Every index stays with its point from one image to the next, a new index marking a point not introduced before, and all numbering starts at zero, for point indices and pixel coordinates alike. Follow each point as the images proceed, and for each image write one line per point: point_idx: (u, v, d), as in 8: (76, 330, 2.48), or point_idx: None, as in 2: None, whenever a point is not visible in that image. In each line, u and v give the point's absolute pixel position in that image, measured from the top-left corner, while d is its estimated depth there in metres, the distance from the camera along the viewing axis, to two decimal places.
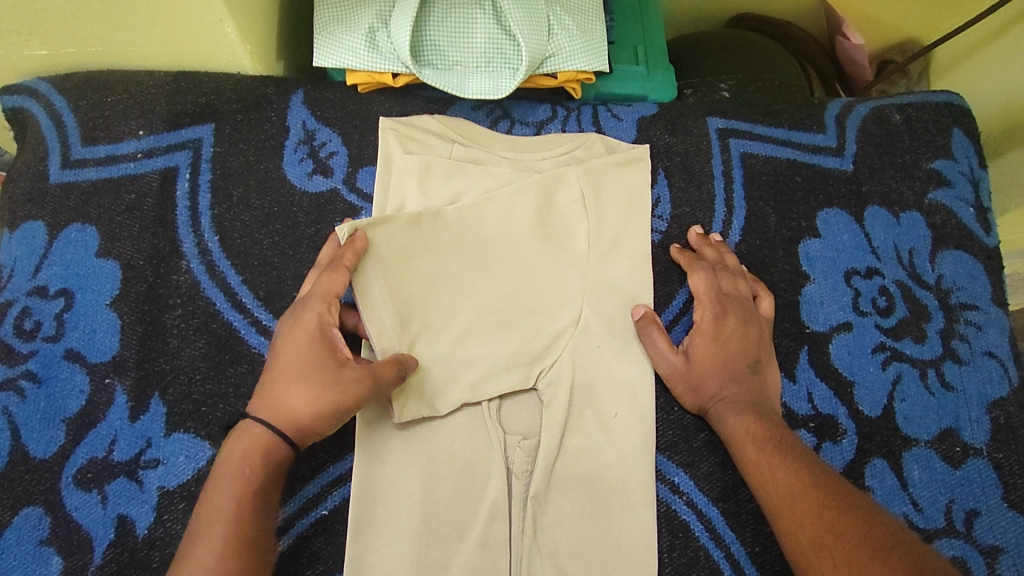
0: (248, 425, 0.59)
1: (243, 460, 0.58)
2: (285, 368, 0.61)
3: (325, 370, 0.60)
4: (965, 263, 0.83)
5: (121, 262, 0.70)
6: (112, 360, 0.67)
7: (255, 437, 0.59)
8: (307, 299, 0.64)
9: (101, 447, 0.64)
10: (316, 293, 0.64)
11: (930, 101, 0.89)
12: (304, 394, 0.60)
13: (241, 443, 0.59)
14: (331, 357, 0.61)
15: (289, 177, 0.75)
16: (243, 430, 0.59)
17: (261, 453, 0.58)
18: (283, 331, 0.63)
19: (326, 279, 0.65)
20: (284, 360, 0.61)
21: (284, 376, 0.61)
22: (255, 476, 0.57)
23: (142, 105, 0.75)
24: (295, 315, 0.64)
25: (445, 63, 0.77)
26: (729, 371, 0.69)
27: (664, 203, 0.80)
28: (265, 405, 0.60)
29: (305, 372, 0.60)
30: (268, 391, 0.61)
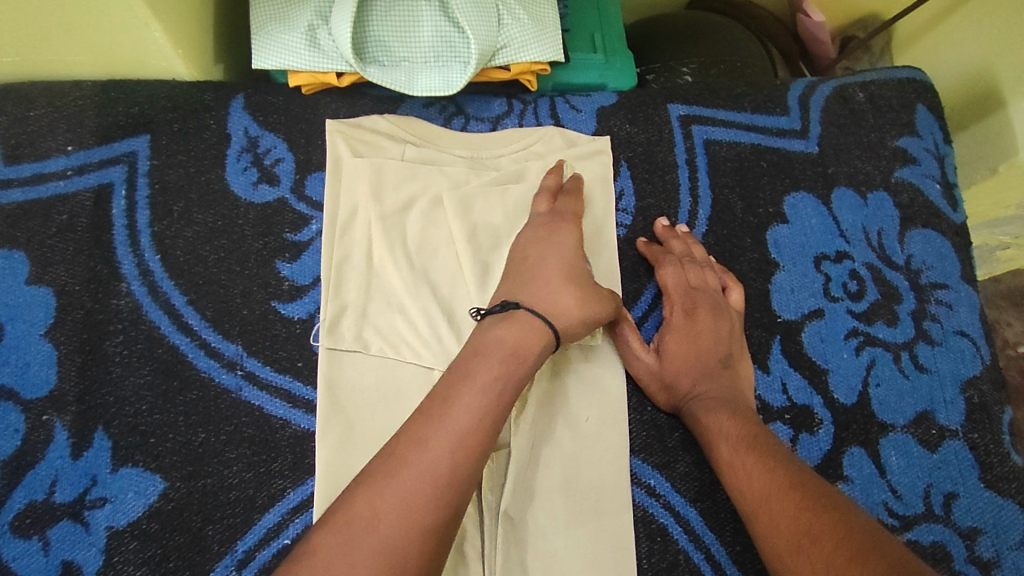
0: (512, 313, 0.60)
1: (510, 343, 0.58)
2: (541, 268, 0.64)
3: (588, 278, 0.65)
4: (934, 242, 0.82)
5: (54, 289, 0.66)
6: (49, 396, 0.63)
7: (522, 323, 0.60)
8: (557, 215, 0.69)
9: (40, 489, 0.60)
10: (567, 214, 0.70)
11: (893, 77, 0.88)
12: (578, 292, 0.63)
13: (495, 329, 0.59)
14: (581, 263, 0.66)
15: (232, 188, 0.71)
16: (509, 315, 0.60)
17: (526, 340, 0.59)
18: (540, 241, 0.67)
19: (567, 200, 0.71)
20: (539, 261, 0.65)
21: (546, 274, 0.64)
22: (524, 363, 0.58)
23: (70, 118, 0.70)
24: (543, 229, 0.68)
25: (391, 59, 0.73)
26: (702, 367, 0.68)
27: (628, 196, 0.78)
28: (535, 296, 0.62)
29: (583, 277, 0.65)
30: (529, 287, 0.63)
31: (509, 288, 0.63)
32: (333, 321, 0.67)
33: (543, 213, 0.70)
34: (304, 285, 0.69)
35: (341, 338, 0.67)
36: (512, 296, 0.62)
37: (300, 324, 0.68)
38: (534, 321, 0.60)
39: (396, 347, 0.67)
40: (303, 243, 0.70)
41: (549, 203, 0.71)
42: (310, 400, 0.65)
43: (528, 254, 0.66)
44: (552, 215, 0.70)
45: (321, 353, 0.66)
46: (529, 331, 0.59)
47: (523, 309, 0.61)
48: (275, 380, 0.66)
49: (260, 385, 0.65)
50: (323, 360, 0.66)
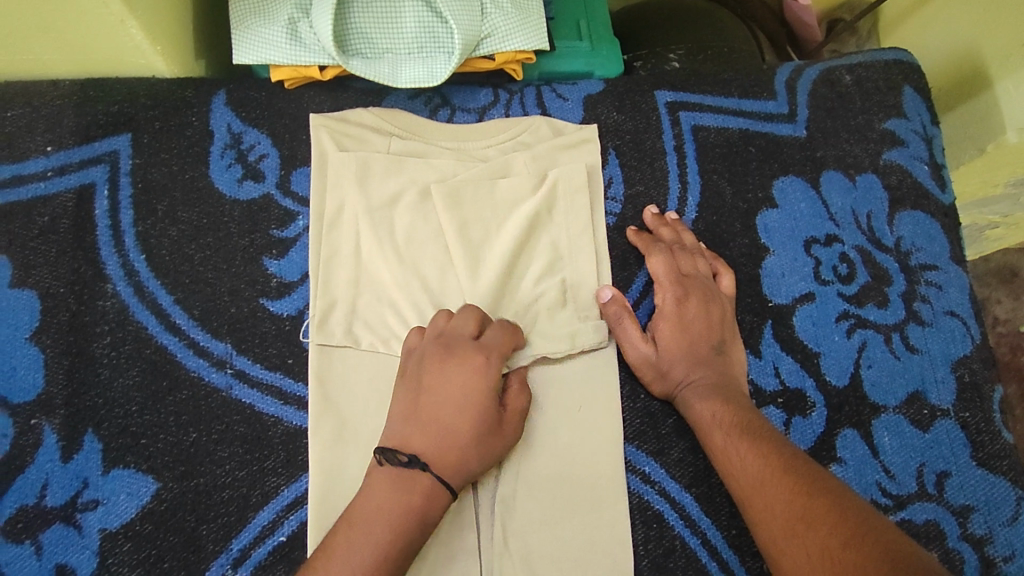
0: (412, 472, 0.58)
1: (410, 500, 0.57)
2: (453, 425, 0.60)
3: (494, 431, 0.62)
4: (923, 223, 0.82)
5: (39, 292, 0.65)
6: (37, 400, 0.62)
7: (418, 489, 0.57)
8: (482, 349, 0.63)
9: (31, 494, 0.60)
10: (494, 350, 0.63)
11: (879, 59, 0.88)
12: (480, 454, 0.61)
13: (394, 485, 0.57)
14: (495, 421, 0.62)
15: (216, 185, 0.70)
16: (408, 477, 0.57)
17: (422, 504, 0.57)
18: (458, 383, 0.61)
19: (495, 333, 0.64)
20: (454, 416, 0.60)
21: (456, 434, 0.60)
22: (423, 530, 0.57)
23: (48, 118, 0.69)
24: (466, 367, 0.61)
25: (374, 52, 0.72)
26: (694, 354, 0.67)
27: (617, 184, 0.78)
28: (442, 458, 0.59)
29: (489, 438, 0.61)
30: (438, 443, 0.59)
31: (417, 434, 0.59)
32: (322, 317, 0.67)
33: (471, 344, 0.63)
34: (293, 281, 0.68)
35: (330, 334, 0.66)
36: (420, 445, 0.59)
37: (290, 320, 0.67)
38: (437, 490, 0.58)
39: (387, 341, 0.67)
40: (290, 239, 0.70)
41: (480, 331, 0.64)
42: (301, 396, 0.65)
43: (439, 401, 0.60)
44: (480, 346, 0.63)
45: (311, 349, 0.66)
46: (426, 502, 0.57)
47: (426, 476, 0.58)
48: (266, 377, 0.65)
49: (251, 382, 0.65)
50: (313, 356, 0.65)
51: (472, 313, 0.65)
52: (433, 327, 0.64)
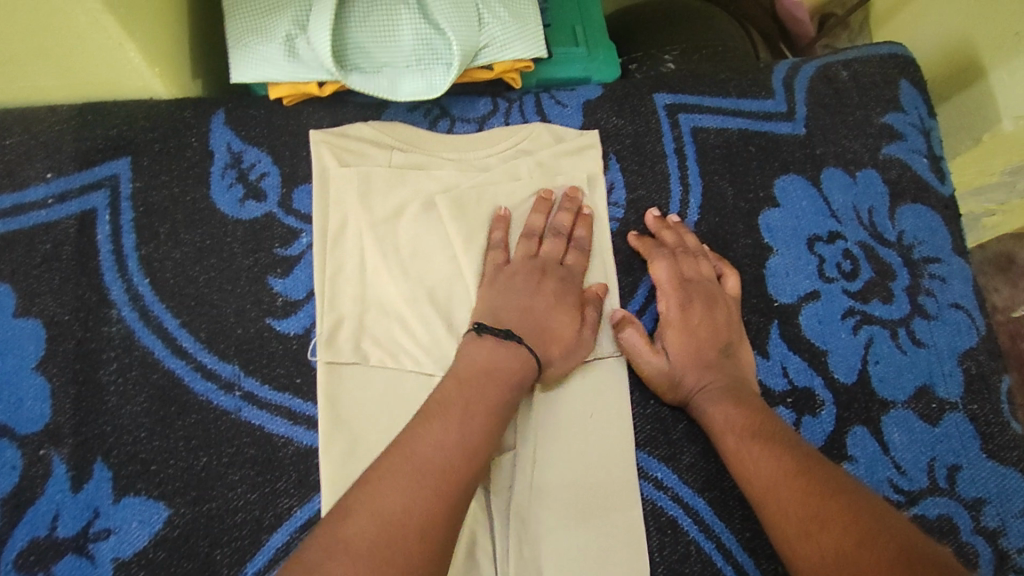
0: (511, 343, 0.62)
1: (500, 375, 0.60)
2: (544, 321, 0.65)
3: (574, 334, 0.66)
4: (924, 217, 0.82)
5: (43, 320, 0.65)
6: (45, 430, 0.62)
7: (511, 361, 0.61)
8: (571, 268, 0.70)
9: (42, 525, 0.60)
10: (576, 274, 0.69)
11: (874, 54, 0.88)
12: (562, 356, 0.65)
13: (488, 357, 0.61)
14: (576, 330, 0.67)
15: (218, 206, 0.70)
16: (501, 358, 0.61)
17: (511, 378, 0.60)
18: (551, 292, 0.67)
19: (577, 257, 0.70)
20: (549, 315, 0.65)
21: (546, 328, 0.65)
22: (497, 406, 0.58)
23: (47, 144, 0.69)
24: (557, 280, 0.68)
25: (372, 66, 0.72)
26: (702, 359, 0.67)
27: (619, 189, 0.77)
28: (538, 342, 0.64)
29: (569, 339, 0.66)
30: (533, 327, 0.64)
31: (510, 319, 0.64)
32: (330, 335, 0.66)
33: (561, 266, 0.69)
34: (299, 300, 0.68)
35: (339, 352, 0.66)
36: (516, 324, 0.63)
37: (297, 339, 0.67)
38: (528, 362, 0.62)
39: (395, 356, 0.66)
40: (294, 258, 0.69)
41: (564, 257, 0.70)
42: (311, 416, 0.65)
43: (531, 303, 0.65)
44: (567, 271, 0.69)
45: (319, 368, 0.65)
46: (515, 374, 0.61)
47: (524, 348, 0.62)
48: (275, 398, 0.65)
49: (260, 404, 0.65)
50: (322, 377, 0.65)
51: (560, 240, 0.70)
52: (526, 251, 0.69)
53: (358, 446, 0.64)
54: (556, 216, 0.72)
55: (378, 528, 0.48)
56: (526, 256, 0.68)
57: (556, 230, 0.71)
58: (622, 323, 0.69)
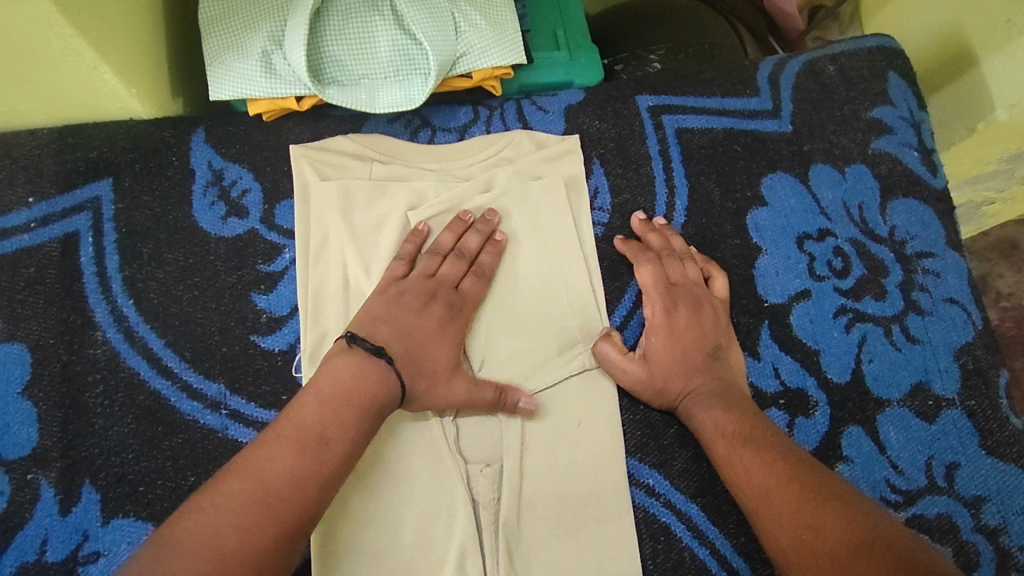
0: (377, 364, 0.59)
1: (360, 398, 0.57)
2: (423, 347, 0.62)
3: (450, 367, 0.63)
4: (916, 210, 0.81)
5: (29, 344, 0.65)
6: (32, 454, 0.62)
7: (375, 380, 0.58)
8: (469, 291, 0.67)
9: (31, 550, 0.60)
10: (467, 299, 0.67)
11: (861, 47, 0.87)
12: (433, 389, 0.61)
13: (354, 377, 0.58)
14: (457, 360, 0.63)
15: (200, 224, 0.70)
16: (366, 374, 0.58)
17: (374, 400, 0.58)
18: (438, 316, 0.64)
19: (476, 282, 0.68)
20: (428, 340, 0.62)
21: (429, 351, 0.62)
22: (342, 426, 0.56)
23: (28, 169, 0.69)
24: (449, 304, 0.65)
25: (350, 78, 0.72)
26: (689, 365, 0.66)
27: (603, 193, 0.77)
28: (410, 367, 0.60)
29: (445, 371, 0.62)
30: (409, 352, 0.61)
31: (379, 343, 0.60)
32: (314, 350, 0.66)
33: (454, 289, 0.66)
34: (283, 316, 0.68)
35: None
36: (388, 342, 0.61)
37: (282, 356, 0.67)
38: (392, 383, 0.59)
39: None
40: (278, 273, 0.69)
41: (461, 280, 0.67)
42: None
43: (412, 324, 0.62)
44: (458, 296, 0.66)
45: (305, 384, 0.65)
46: (377, 400, 0.58)
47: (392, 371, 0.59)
48: (261, 415, 0.65)
49: (247, 422, 0.64)
50: None
51: (461, 261, 0.68)
52: (425, 269, 0.66)
53: None
54: (465, 238, 0.69)
55: (209, 565, 0.46)
56: (425, 274, 0.66)
57: (459, 251, 0.68)
58: (605, 343, 0.68)
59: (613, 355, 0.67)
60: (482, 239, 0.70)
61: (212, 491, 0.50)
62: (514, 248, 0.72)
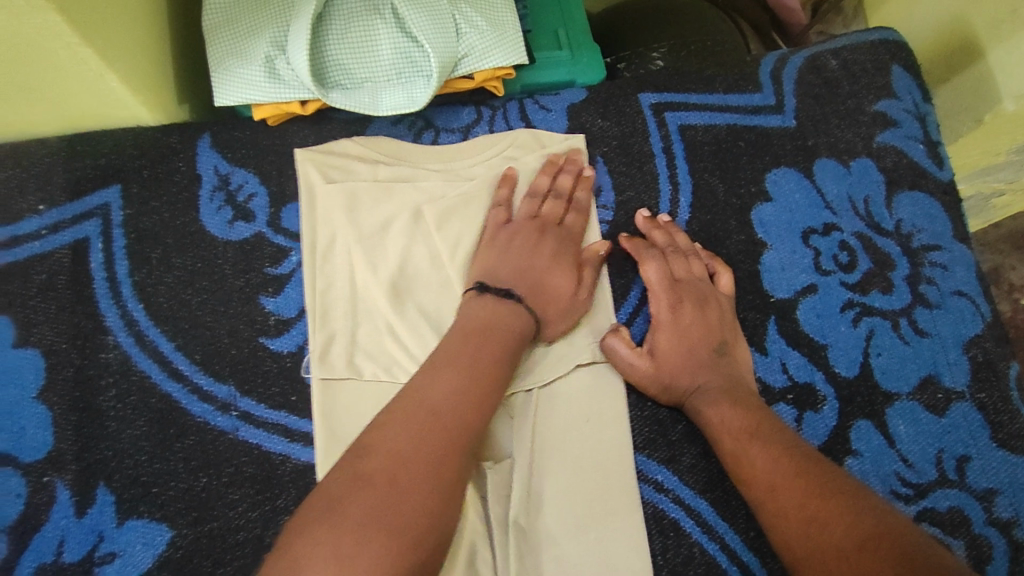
0: (507, 301, 0.64)
1: (504, 331, 0.62)
2: (536, 276, 0.67)
3: (569, 295, 0.68)
4: (922, 203, 0.81)
5: (42, 349, 0.66)
6: (47, 457, 0.63)
7: (513, 314, 0.63)
8: (571, 231, 0.71)
9: (48, 551, 0.60)
10: (576, 234, 0.71)
11: (864, 40, 0.87)
12: (560, 312, 0.67)
13: (489, 312, 0.63)
14: (572, 285, 0.69)
15: (208, 228, 0.71)
16: (500, 307, 0.63)
17: (515, 330, 0.63)
18: (550, 250, 0.69)
19: (575, 217, 0.72)
20: (548, 274, 0.67)
21: (548, 280, 0.67)
22: (489, 345, 0.60)
23: (39, 177, 0.70)
24: (556, 241, 0.70)
25: (354, 82, 0.73)
26: (695, 360, 0.66)
27: (607, 191, 0.77)
28: (536, 301, 0.66)
29: (565, 298, 0.68)
30: (532, 285, 0.66)
31: (503, 275, 0.66)
32: (323, 351, 0.67)
33: (560, 226, 0.71)
34: (290, 318, 0.69)
35: (332, 367, 0.66)
36: (517, 285, 0.66)
37: (290, 357, 0.67)
38: (524, 317, 0.64)
39: (387, 368, 0.67)
40: (284, 276, 0.70)
41: (564, 217, 0.72)
42: (307, 433, 0.65)
43: (534, 261, 0.67)
44: (566, 231, 0.71)
45: (313, 385, 0.66)
46: (515, 331, 0.63)
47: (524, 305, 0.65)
48: (271, 416, 0.65)
49: (257, 423, 0.65)
50: (316, 393, 0.65)
51: (560, 202, 0.72)
52: (529, 210, 0.71)
53: None
54: (558, 178, 0.74)
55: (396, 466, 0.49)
56: (528, 216, 0.71)
57: (556, 191, 0.73)
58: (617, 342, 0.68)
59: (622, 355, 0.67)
60: (573, 177, 0.74)
61: (388, 412, 0.54)
62: None
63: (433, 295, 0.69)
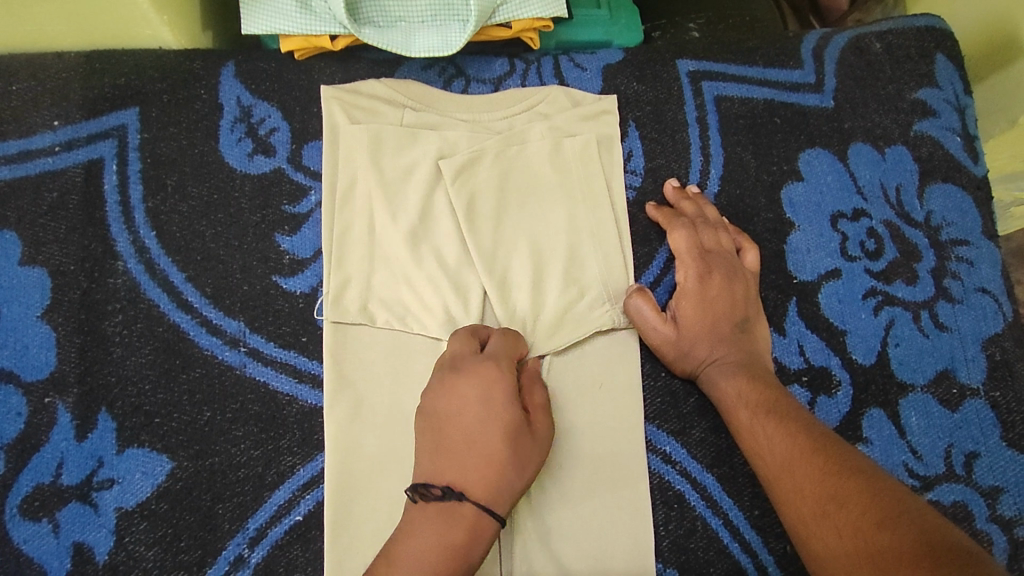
0: (453, 503, 0.55)
1: (455, 524, 0.55)
2: (476, 443, 0.57)
3: (527, 439, 0.59)
4: (954, 197, 0.79)
5: (49, 269, 0.64)
6: (50, 378, 0.62)
7: (462, 516, 0.55)
8: (492, 357, 0.61)
9: (47, 472, 0.60)
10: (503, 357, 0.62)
11: (910, 25, 0.84)
12: (516, 466, 0.58)
13: (434, 523, 0.54)
14: (523, 431, 0.59)
15: (226, 159, 0.69)
16: (448, 510, 0.55)
17: (467, 543, 0.54)
18: (473, 395, 0.59)
19: (499, 339, 0.63)
20: (482, 427, 0.58)
21: (485, 446, 0.57)
22: (454, 550, 0.53)
23: (54, 92, 0.68)
24: (480, 378, 0.59)
25: (387, 20, 0.70)
26: (716, 333, 0.65)
27: (637, 157, 0.75)
28: (481, 483, 0.56)
29: (522, 445, 0.59)
30: (467, 463, 0.57)
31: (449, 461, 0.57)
32: (337, 294, 0.65)
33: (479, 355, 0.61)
34: (306, 258, 0.67)
35: (345, 311, 0.65)
36: (457, 476, 0.56)
37: (303, 298, 0.66)
38: (481, 517, 0.55)
39: (402, 317, 0.65)
40: (302, 215, 0.68)
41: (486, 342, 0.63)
42: (316, 374, 0.64)
43: (464, 421, 0.58)
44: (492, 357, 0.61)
45: (326, 326, 0.64)
46: (472, 525, 0.55)
47: (472, 503, 0.55)
48: (280, 355, 0.64)
49: (265, 361, 0.64)
50: (328, 334, 0.64)
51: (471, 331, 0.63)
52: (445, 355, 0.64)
53: (361, 405, 0.63)
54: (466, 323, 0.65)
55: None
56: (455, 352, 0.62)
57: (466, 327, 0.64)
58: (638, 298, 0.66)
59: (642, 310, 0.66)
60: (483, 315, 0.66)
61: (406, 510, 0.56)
62: (547, 203, 0.70)
63: (452, 245, 0.67)
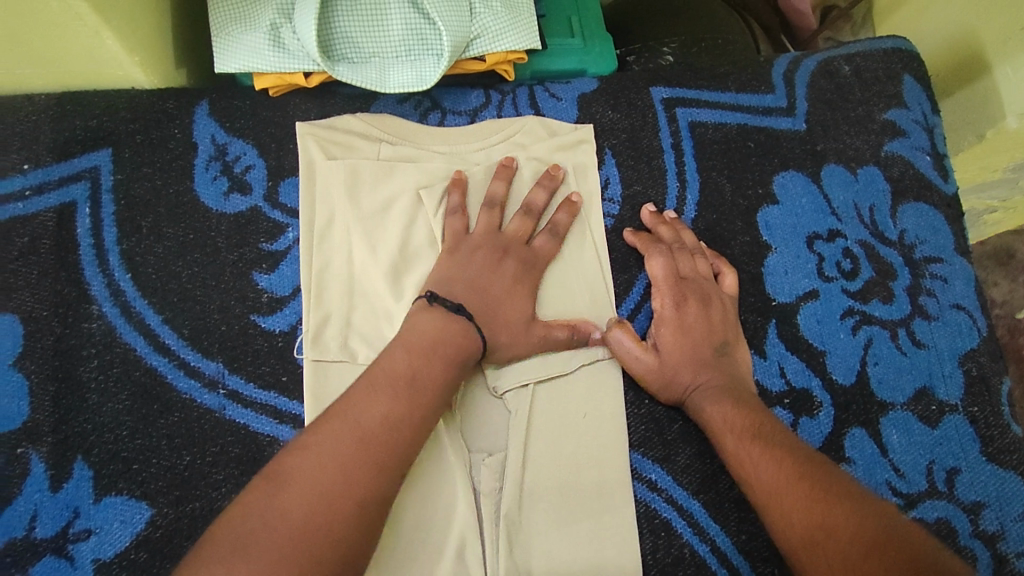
0: (458, 317, 0.60)
1: (444, 346, 0.58)
2: (500, 294, 0.63)
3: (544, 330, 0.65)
4: (926, 215, 0.80)
5: (21, 316, 0.63)
6: (23, 428, 0.60)
7: (457, 333, 0.59)
8: (538, 255, 0.67)
9: (19, 526, 0.58)
10: (544, 256, 0.68)
11: (878, 47, 0.86)
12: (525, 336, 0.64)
13: (431, 329, 0.58)
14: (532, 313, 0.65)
15: (202, 199, 0.68)
16: (452, 320, 0.59)
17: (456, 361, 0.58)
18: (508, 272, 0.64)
19: (548, 244, 0.68)
20: (506, 292, 0.63)
21: (504, 304, 0.63)
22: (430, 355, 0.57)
23: (24, 135, 0.67)
24: (521, 264, 0.66)
25: (360, 56, 0.70)
26: (698, 357, 0.66)
27: (614, 184, 0.76)
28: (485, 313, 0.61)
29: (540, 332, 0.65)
30: (487, 306, 0.62)
31: (441, 332, 0.58)
32: (316, 331, 0.65)
33: (527, 247, 0.67)
34: (284, 296, 0.66)
35: (325, 348, 0.64)
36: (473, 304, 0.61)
37: (282, 336, 0.65)
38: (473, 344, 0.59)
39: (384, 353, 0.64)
40: (280, 253, 0.68)
41: (532, 237, 0.68)
42: (297, 414, 0.63)
43: (496, 283, 0.63)
44: (530, 254, 0.67)
45: (306, 365, 0.64)
46: (461, 352, 0.59)
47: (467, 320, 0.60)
48: (260, 397, 0.63)
49: (245, 403, 0.63)
50: (308, 373, 0.64)
51: (529, 219, 0.68)
52: (489, 224, 0.67)
53: None
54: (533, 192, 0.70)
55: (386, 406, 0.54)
56: (489, 228, 0.66)
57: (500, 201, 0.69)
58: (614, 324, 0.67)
59: (589, 323, 0.68)
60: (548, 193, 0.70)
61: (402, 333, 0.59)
62: None
63: None
